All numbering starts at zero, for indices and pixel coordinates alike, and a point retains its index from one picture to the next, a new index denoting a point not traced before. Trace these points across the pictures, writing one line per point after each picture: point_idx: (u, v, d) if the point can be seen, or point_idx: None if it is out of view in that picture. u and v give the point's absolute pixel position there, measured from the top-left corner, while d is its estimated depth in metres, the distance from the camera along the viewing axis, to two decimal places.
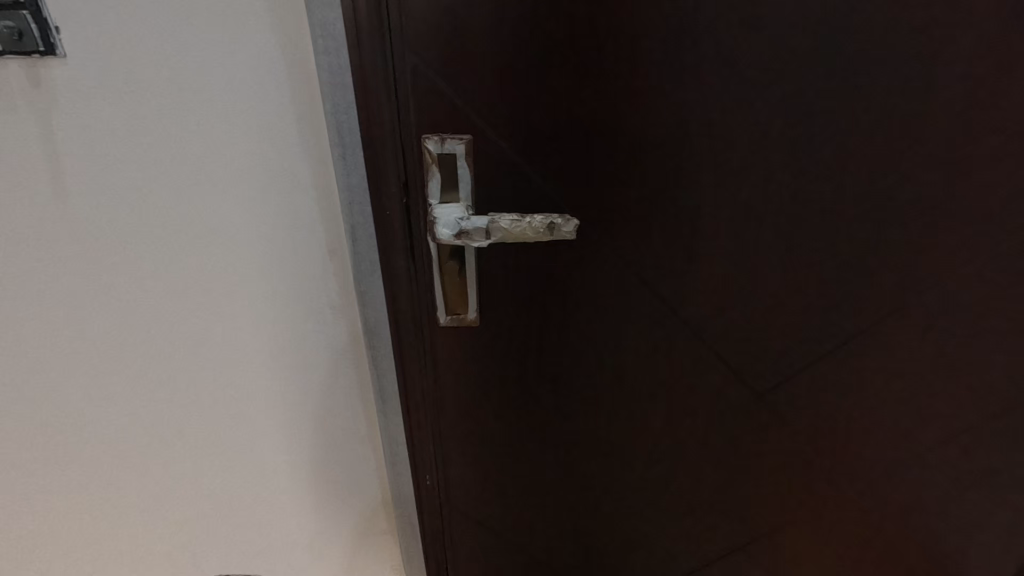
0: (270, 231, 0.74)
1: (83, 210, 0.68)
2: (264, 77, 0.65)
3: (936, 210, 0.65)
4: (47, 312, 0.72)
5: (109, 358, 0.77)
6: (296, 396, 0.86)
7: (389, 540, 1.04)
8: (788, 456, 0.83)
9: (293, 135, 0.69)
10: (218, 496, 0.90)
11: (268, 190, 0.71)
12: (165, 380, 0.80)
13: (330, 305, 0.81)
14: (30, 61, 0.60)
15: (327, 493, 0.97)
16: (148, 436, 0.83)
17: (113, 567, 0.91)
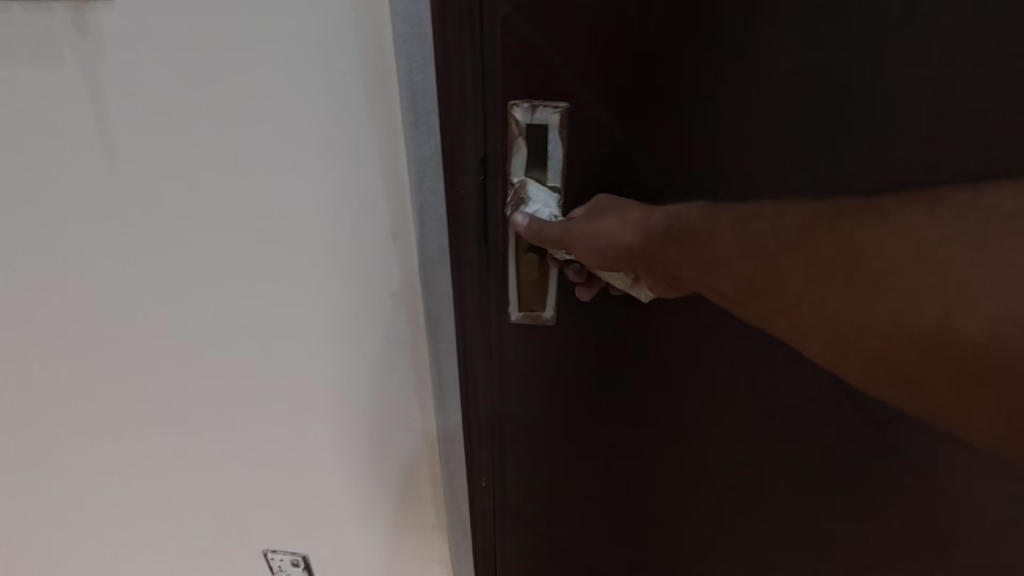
0: (325, 206, 0.66)
1: (142, 173, 0.65)
2: (321, 26, 0.56)
3: None
4: (117, 271, 0.73)
5: (170, 318, 0.77)
6: (346, 380, 0.81)
7: (437, 534, 0.99)
8: (908, 501, 0.69)
9: (355, 97, 0.60)
10: (272, 465, 0.90)
11: (327, 161, 0.64)
12: (225, 349, 0.79)
13: (390, 293, 0.73)
14: (77, 5, 0.56)
15: (375, 481, 0.92)
16: (207, 395, 0.84)
17: (181, 510, 0.97)
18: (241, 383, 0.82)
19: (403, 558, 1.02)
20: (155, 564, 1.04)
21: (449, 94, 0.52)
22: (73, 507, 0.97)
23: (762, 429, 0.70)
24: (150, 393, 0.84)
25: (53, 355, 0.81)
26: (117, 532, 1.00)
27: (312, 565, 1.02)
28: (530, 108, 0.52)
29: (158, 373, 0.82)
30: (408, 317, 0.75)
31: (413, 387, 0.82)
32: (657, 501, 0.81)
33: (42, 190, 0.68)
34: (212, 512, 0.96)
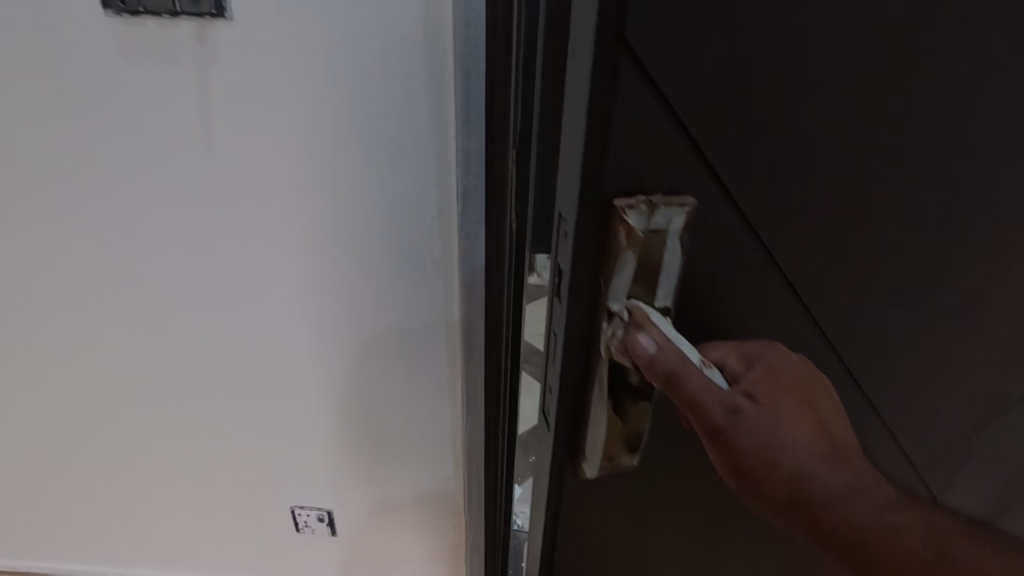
0: (387, 201, 0.70)
1: (227, 155, 0.68)
2: (405, 42, 0.61)
3: None
4: (177, 247, 0.75)
5: (225, 306, 0.80)
6: (384, 370, 0.87)
7: (450, 517, 1.05)
8: None
9: (422, 97, 0.64)
10: (305, 427, 0.94)
11: (393, 149, 0.67)
12: (273, 319, 0.81)
13: (434, 269, 0.75)
14: (201, 22, 0.61)
15: (403, 465, 0.98)
16: (250, 378, 0.88)
17: (209, 482, 1.02)
18: (284, 353, 0.85)
19: (423, 520, 1.06)
20: (182, 524, 1.09)
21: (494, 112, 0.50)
22: (104, 470, 1.01)
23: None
24: (191, 364, 0.87)
25: (101, 327, 0.83)
26: (145, 496, 1.04)
27: (336, 520, 1.05)
28: (648, 208, 0.28)
29: (201, 346, 0.84)
30: (450, 301, 0.79)
31: (445, 374, 0.87)
32: None
33: (132, 187, 0.71)
34: (238, 478, 1.01)
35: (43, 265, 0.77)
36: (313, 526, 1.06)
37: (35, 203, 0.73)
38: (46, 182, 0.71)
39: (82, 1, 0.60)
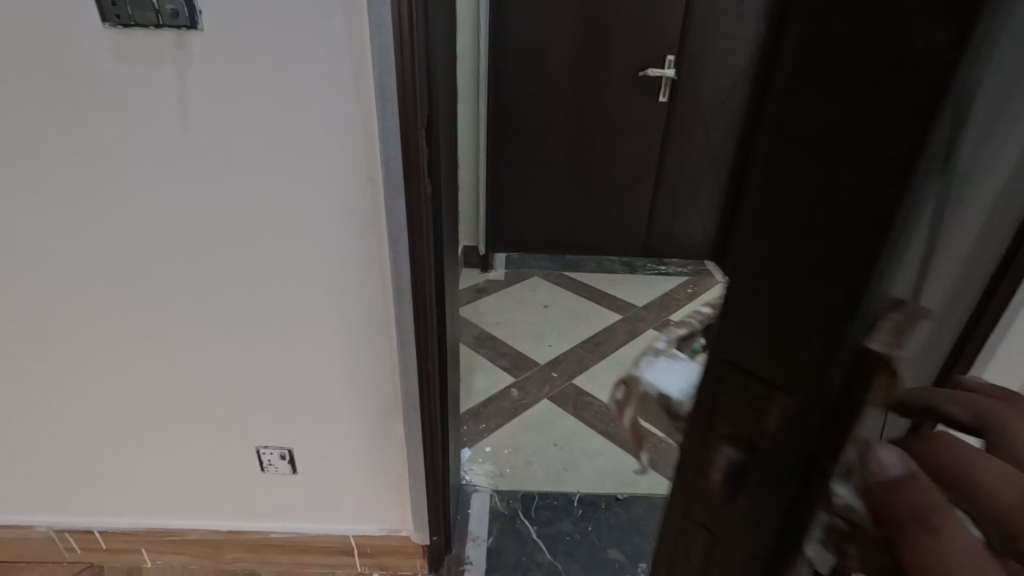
0: (327, 175, 0.82)
1: (198, 135, 0.80)
2: (335, 46, 0.74)
3: None
4: (155, 216, 0.87)
5: (195, 272, 0.92)
6: (334, 332, 0.97)
7: (396, 470, 1.14)
8: None
9: (349, 90, 0.76)
10: (264, 380, 1.03)
11: (330, 130, 0.79)
12: (235, 275, 0.92)
13: (371, 229, 0.87)
14: (179, 33, 0.74)
15: (354, 420, 1.08)
16: (214, 338, 0.99)
17: (173, 442, 1.11)
18: (245, 309, 0.95)
19: (382, 465, 1.13)
20: (151, 486, 1.17)
21: (409, 105, 0.75)
22: (77, 431, 1.11)
23: None
24: (161, 325, 0.98)
25: (83, 293, 0.95)
26: (111, 456, 1.13)
27: (297, 459, 1.13)
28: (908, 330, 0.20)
29: (171, 306, 0.95)
30: (383, 264, 0.90)
31: (385, 336, 0.98)
32: None
33: (125, 171, 0.84)
34: (199, 436, 1.10)
35: (45, 239, 0.90)
36: (275, 465, 1.14)
37: (42, 185, 0.85)
38: (47, 165, 0.84)
39: (88, 19, 0.74)
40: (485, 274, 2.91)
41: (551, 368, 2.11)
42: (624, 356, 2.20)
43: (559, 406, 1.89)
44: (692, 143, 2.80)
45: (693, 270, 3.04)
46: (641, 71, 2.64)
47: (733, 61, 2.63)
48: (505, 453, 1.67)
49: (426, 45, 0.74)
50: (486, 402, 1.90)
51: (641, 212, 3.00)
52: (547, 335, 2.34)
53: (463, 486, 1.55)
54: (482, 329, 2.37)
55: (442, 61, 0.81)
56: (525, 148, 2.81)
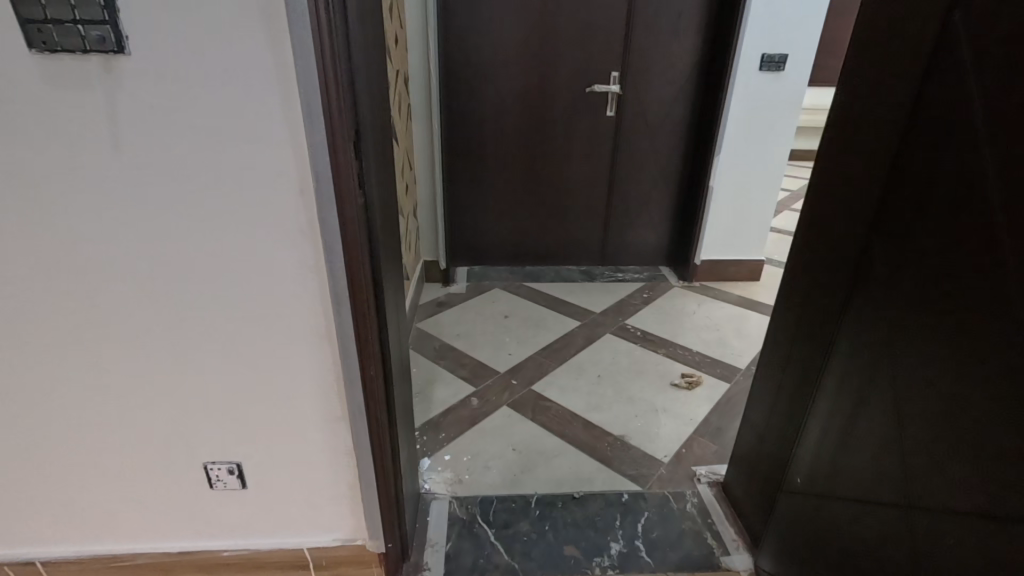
0: (260, 189, 0.86)
1: (130, 153, 0.83)
2: (263, 68, 0.78)
3: (897, 168, 0.93)
4: (86, 235, 0.88)
5: (128, 289, 0.93)
6: (276, 341, 1.00)
7: (348, 478, 1.15)
8: (833, 349, 1.11)
9: (279, 107, 0.81)
10: (209, 395, 1.04)
11: (261, 146, 0.83)
12: (175, 291, 0.94)
13: (307, 239, 0.90)
14: (107, 58, 0.77)
15: (301, 428, 1.09)
16: (152, 355, 0.99)
17: (114, 463, 1.10)
18: (186, 325, 0.97)
19: (333, 474, 1.15)
20: (95, 510, 1.15)
21: (336, 121, 0.80)
22: (14, 461, 1.08)
23: (917, 337, 0.87)
24: (100, 346, 0.98)
25: (16, 316, 0.95)
26: (50, 482, 1.11)
27: (246, 473, 1.13)
28: None
29: (110, 325, 0.96)
30: (321, 273, 0.93)
31: (327, 346, 1.00)
32: (901, 423, 0.90)
33: (54, 193, 0.85)
34: (143, 456, 1.10)
35: None
36: (223, 481, 1.13)
37: None
38: None
39: (13, 46, 0.76)
40: (446, 288, 2.94)
41: (511, 375, 2.15)
42: (582, 360, 2.27)
43: (518, 412, 1.93)
44: (640, 154, 2.93)
45: (650, 276, 3.15)
46: (588, 87, 2.76)
47: (673, 77, 2.78)
48: (465, 459, 1.70)
49: (350, 65, 0.79)
50: (446, 412, 1.93)
51: (597, 223, 3.10)
52: (508, 344, 2.39)
53: (423, 495, 1.57)
54: (444, 341, 2.40)
55: (366, 80, 0.86)
56: (481, 165, 2.89)
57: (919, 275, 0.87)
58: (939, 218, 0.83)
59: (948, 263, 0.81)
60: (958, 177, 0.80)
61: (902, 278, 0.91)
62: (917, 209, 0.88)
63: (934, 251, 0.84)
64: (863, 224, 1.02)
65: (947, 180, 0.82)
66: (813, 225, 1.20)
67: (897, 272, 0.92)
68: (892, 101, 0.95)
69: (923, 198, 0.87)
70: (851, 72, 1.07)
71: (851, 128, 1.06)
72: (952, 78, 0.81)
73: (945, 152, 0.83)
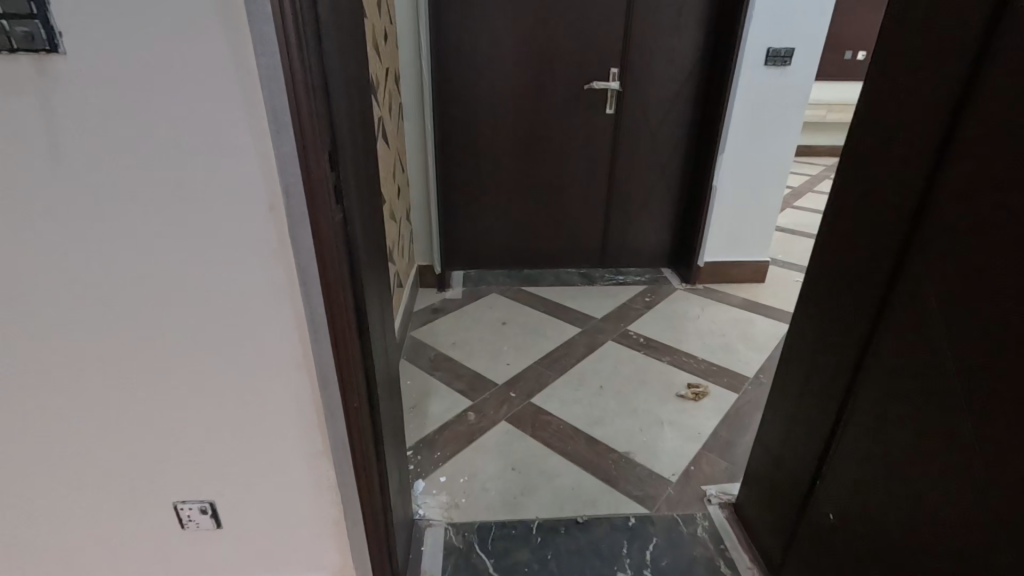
0: (223, 206, 0.76)
1: (73, 165, 0.73)
2: (219, 69, 0.68)
3: (934, 174, 0.84)
4: (26, 259, 0.78)
5: (79, 317, 0.83)
6: (249, 372, 0.90)
7: (333, 515, 1.06)
8: (861, 368, 1.02)
9: (241, 114, 0.71)
10: (175, 431, 0.94)
11: (221, 158, 0.73)
12: (133, 318, 0.84)
13: (278, 261, 0.80)
14: (38, 58, 0.67)
15: (280, 464, 0.99)
16: (109, 390, 0.89)
17: (74, 505, 1.00)
18: (145, 356, 0.87)
19: (317, 512, 1.05)
20: (57, 556, 1.05)
21: (306, 129, 0.70)
22: None
23: (959, 362, 0.79)
24: (49, 381, 0.88)
25: None
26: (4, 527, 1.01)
27: (220, 512, 1.03)
28: None
29: (59, 358, 0.86)
30: (296, 297, 0.83)
31: (306, 377, 0.91)
32: (943, 454, 0.81)
33: None
34: (105, 497, 0.99)
35: None
36: (195, 521, 1.03)
37: None
38: None
39: None
40: (442, 293, 2.85)
41: (510, 388, 2.05)
42: (583, 370, 2.18)
43: (517, 427, 1.84)
44: (641, 153, 2.83)
45: (652, 279, 3.05)
46: (586, 84, 2.66)
47: (674, 73, 2.67)
48: (461, 481, 1.61)
49: (322, 65, 0.70)
50: (441, 429, 1.83)
51: (596, 224, 3.01)
52: (505, 353, 2.30)
53: (417, 521, 1.47)
54: (439, 351, 2.30)
55: (343, 82, 0.76)
56: (476, 166, 2.79)
57: (964, 292, 0.79)
58: (988, 231, 0.74)
59: (998, 282, 0.72)
60: (1010, 186, 0.71)
61: (942, 296, 0.83)
62: (959, 220, 0.80)
63: (982, 268, 0.75)
64: (894, 236, 0.93)
65: (997, 189, 0.73)
66: (834, 234, 1.10)
67: (935, 289, 0.84)
68: (929, 100, 0.85)
69: (967, 208, 0.78)
70: (878, 67, 0.97)
71: (877, 130, 0.97)
72: (1003, 74, 0.72)
73: (995, 158, 0.73)
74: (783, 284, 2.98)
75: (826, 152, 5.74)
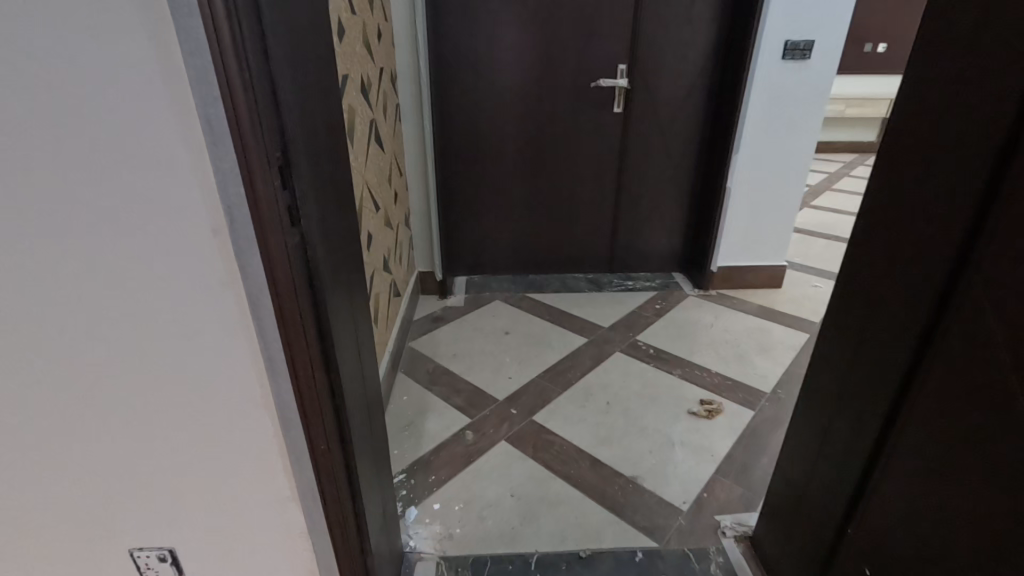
0: (159, 231, 0.66)
1: None
2: (142, 74, 0.58)
3: (991, 187, 0.72)
4: None
5: (9, 355, 0.74)
6: (202, 414, 0.80)
7: (305, 564, 0.96)
8: (900, 405, 0.89)
9: (170, 125, 0.60)
10: (126, 476, 0.84)
11: (152, 176, 0.63)
12: (69, 355, 0.74)
13: (227, 292, 0.70)
14: None
15: (243, 511, 0.89)
16: (49, 434, 0.80)
17: (21, 554, 0.91)
18: (86, 397, 0.77)
19: (288, 559, 0.95)
20: None
21: (246, 142, 0.60)
22: None
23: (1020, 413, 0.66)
24: None
25: None
26: None
27: (181, 560, 0.94)
28: None
29: None
30: (249, 333, 0.73)
31: (267, 419, 0.80)
32: (999, 518, 0.69)
33: None
34: (54, 546, 0.90)
35: None
36: (155, 570, 0.94)
37: None
38: None
39: None
40: (443, 300, 2.75)
41: (511, 404, 1.95)
42: (589, 384, 2.06)
43: (518, 448, 1.73)
44: (650, 154, 2.70)
45: (662, 285, 2.92)
46: (593, 82, 2.53)
47: (686, 68, 2.54)
48: (456, 509, 1.51)
49: (264, 67, 0.59)
50: (437, 449, 1.73)
51: (603, 228, 2.89)
52: (508, 365, 2.19)
53: (407, 554, 1.37)
54: (438, 363, 2.20)
55: (295, 86, 0.66)
56: (477, 168, 2.68)
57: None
58: None
59: None
60: None
61: (999, 331, 0.70)
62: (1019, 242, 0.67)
63: None
64: (940, 256, 0.80)
65: None
66: (865, 251, 0.98)
67: (991, 322, 0.71)
68: (985, 98, 0.72)
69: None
70: (920, 59, 0.84)
71: (918, 132, 0.84)
72: None
73: None
74: (802, 290, 2.84)
75: (845, 148, 5.55)
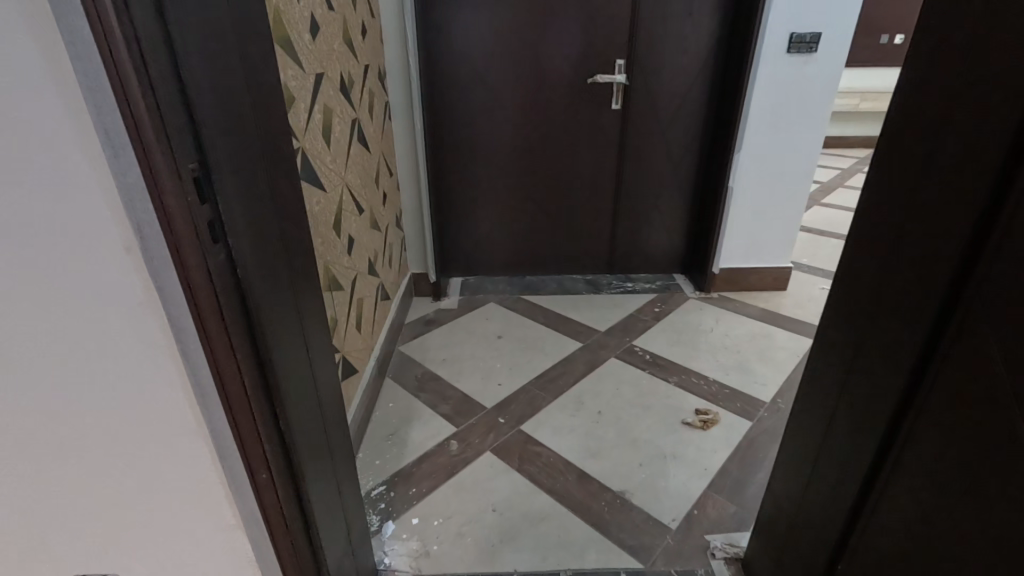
0: (55, 254, 0.59)
1: None
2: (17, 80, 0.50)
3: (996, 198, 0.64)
4: None
5: None
6: (129, 447, 0.74)
7: None
8: (896, 432, 0.82)
9: (57, 137, 0.53)
10: None
11: (39, 193, 0.56)
12: None
13: (145, 315, 0.64)
14: None
15: (186, 542, 0.84)
16: None
17: None
18: None
19: None
20: None
21: (151, 153, 0.55)
22: None
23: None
24: None
25: None
26: None
27: None
28: None
29: None
30: (174, 358, 0.67)
31: (203, 447, 0.75)
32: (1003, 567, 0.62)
33: None
34: None
35: None
36: None
37: None
38: None
39: None
40: (436, 303, 2.69)
41: (499, 413, 1.89)
42: (581, 392, 1.99)
43: (503, 460, 1.67)
44: (649, 151, 2.62)
45: (662, 287, 2.84)
46: (590, 77, 2.45)
47: (687, 63, 2.44)
48: (435, 524, 1.45)
49: (167, 70, 0.54)
50: (419, 460, 1.68)
51: (601, 228, 2.81)
52: (498, 371, 2.13)
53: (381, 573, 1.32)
54: (426, 369, 2.15)
55: (211, 89, 0.60)
56: (471, 167, 2.62)
57: None
58: None
59: None
60: None
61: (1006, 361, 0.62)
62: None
63: None
64: (940, 272, 0.72)
65: None
66: (853, 263, 0.90)
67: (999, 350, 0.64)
68: (988, 98, 0.64)
69: None
70: (918, 52, 0.75)
71: (914, 134, 0.76)
72: None
73: None
74: (806, 292, 2.74)
75: (859, 143, 5.39)
